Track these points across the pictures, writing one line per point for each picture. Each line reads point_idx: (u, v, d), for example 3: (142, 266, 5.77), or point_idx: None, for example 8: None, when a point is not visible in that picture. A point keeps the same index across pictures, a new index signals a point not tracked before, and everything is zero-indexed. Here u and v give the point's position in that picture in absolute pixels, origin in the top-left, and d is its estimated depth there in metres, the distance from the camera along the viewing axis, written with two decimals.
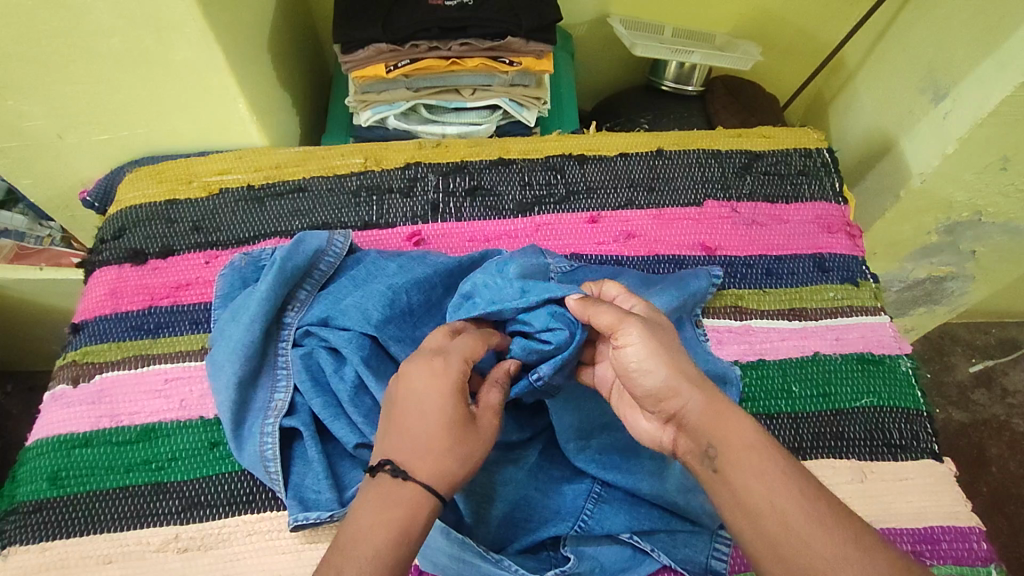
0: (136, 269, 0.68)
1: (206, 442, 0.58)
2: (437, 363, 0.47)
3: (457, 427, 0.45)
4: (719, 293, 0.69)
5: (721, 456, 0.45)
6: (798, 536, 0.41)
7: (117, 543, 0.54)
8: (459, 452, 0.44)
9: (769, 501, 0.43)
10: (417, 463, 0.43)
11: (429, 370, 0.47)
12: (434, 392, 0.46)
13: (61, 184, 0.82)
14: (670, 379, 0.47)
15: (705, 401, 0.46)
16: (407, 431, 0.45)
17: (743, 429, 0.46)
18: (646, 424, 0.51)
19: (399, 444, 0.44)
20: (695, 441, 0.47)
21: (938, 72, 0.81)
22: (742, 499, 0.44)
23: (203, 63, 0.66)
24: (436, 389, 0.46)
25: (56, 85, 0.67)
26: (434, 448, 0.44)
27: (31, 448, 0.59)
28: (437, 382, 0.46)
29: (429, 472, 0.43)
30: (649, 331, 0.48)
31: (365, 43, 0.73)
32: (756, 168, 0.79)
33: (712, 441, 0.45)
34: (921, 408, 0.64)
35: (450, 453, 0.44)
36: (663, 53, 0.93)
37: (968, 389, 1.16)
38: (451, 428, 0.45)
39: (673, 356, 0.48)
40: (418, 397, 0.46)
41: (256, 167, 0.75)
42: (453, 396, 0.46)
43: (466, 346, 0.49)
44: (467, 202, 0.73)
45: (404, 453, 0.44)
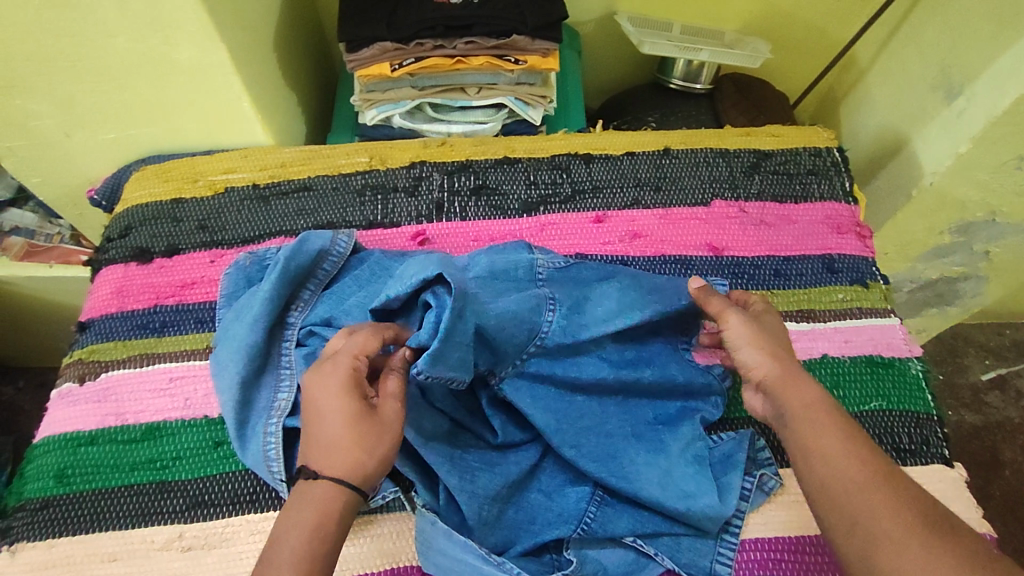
0: (142, 267, 0.69)
1: (210, 441, 0.59)
2: (327, 367, 0.49)
3: (370, 419, 0.47)
4: None
5: (787, 415, 0.51)
6: (849, 495, 0.45)
7: (121, 541, 0.54)
8: (364, 443, 0.46)
9: (826, 461, 0.47)
10: (325, 463, 0.46)
11: (323, 375, 0.49)
12: (329, 393, 0.47)
13: (70, 183, 0.82)
14: (766, 358, 0.54)
15: (780, 372, 0.53)
16: (316, 437, 0.47)
17: (809, 395, 0.52)
18: (755, 403, 0.56)
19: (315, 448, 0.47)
20: (770, 404, 0.53)
21: (952, 69, 0.80)
22: (802, 458, 0.49)
23: (208, 62, 0.66)
24: (330, 389, 0.48)
25: (64, 85, 0.67)
26: (337, 443, 0.46)
27: (37, 445, 0.59)
28: (331, 383, 0.48)
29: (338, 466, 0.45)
30: (748, 324, 0.56)
31: (370, 42, 0.73)
32: (765, 167, 0.78)
33: (781, 403, 0.52)
34: (931, 413, 0.63)
35: (354, 446, 0.46)
36: (671, 50, 0.92)
37: (982, 391, 1.15)
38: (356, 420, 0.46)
39: (766, 340, 0.55)
40: (319, 402, 0.48)
41: (261, 166, 0.75)
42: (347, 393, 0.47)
43: (358, 343, 0.50)
44: (472, 201, 0.73)
45: (318, 457, 0.46)
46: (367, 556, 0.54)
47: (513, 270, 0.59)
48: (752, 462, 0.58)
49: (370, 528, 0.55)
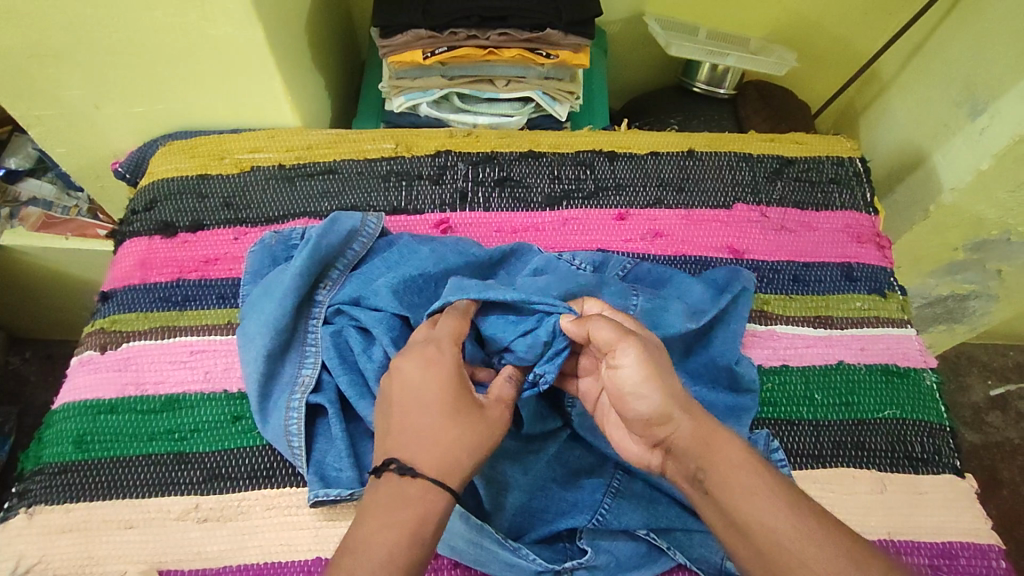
0: (166, 241, 0.69)
1: (230, 415, 0.59)
2: (430, 353, 0.48)
3: (471, 415, 0.46)
4: None
5: (709, 479, 0.46)
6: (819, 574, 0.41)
7: (139, 509, 0.55)
8: (468, 441, 0.44)
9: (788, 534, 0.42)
10: (421, 455, 0.43)
11: (424, 360, 0.48)
12: (431, 381, 0.46)
13: (94, 154, 0.83)
14: (664, 404, 0.47)
15: (694, 426, 0.47)
16: (408, 423, 0.45)
17: (733, 447, 0.46)
18: (634, 446, 0.52)
19: (403, 437, 0.45)
20: (683, 463, 0.48)
21: (976, 86, 0.80)
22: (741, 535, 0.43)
23: (242, 40, 0.67)
24: (434, 378, 0.47)
25: (98, 55, 0.67)
26: (435, 437, 0.44)
27: (57, 411, 0.60)
28: (432, 371, 0.47)
29: (429, 463, 0.43)
30: (647, 354, 0.49)
31: (404, 29, 0.74)
32: (787, 174, 0.78)
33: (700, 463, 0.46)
34: (944, 424, 0.64)
35: (455, 441, 0.44)
36: (698, 54, 0.92)
37: (982, 411, 1.15)
38: (456, 418, 0.45)
39: (666, 376, 0.49)
40: (416, 388, 0.46)
41: (288, 147, 0.76)
42: (450, 386, 0.46)
43: (450, 330, 0.51)
44: (495, 192, 0.73)
45: (409, 446, 0.44)
46: None
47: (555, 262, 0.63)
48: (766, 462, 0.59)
49: None
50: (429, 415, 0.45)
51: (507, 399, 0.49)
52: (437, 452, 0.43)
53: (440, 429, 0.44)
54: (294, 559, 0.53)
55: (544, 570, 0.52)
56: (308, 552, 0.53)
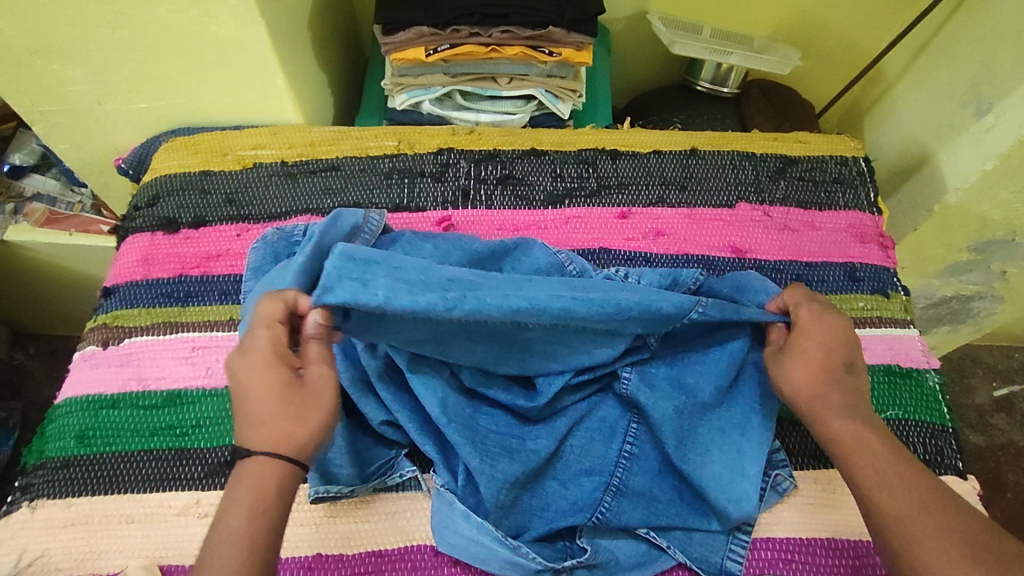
0: (168, 237, 0.69)
1: (230, 411, 0.59)
2: (262, 336, 0.48)
3: (293, 388, 0.46)
4: None
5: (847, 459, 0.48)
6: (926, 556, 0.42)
7: (140, 504, 0.55)
8: (296, 414, 0.45)
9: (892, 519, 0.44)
10: (254, 439, 0.44)
11: (243, 352, 0.48)
12: (250, 366, 0.46)
13: (98, 150, 0.83)
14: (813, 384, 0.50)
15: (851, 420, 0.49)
16: (241, 409, 0.46)
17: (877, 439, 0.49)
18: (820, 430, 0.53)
19: (239, 420, 0.45)
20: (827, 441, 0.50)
21: (982, 85, 0.79)
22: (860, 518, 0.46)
23: (245, 36, 0.67)
24: (257, 360, 0.47)
25: (101, 52, 0.68)
26: (269, 419, 0.45)
27: (59, 406, 0.60)
28: (258, 355, 0.47)
29: (262, 442, 0.44)
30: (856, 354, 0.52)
31: (406, 26, 0.74)
32: (791, 173, 0.78)
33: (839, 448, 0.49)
34: (946, 425, 0.64)
35: (283, 418, 0.45)
36: (701, 52, 0.92)
37: (987, 412, 1.15)
38: (284, 394, 0.46)
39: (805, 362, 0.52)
40: (247, 378, 0.46)
41: (290, 144, 0.76)
42: (273, 364, 0.46)
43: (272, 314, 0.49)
44: (497, 190, 0.73)
45: (245, 432, 0.45)
46: (382, 533, 0.54)
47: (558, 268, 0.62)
48: (767, 462, 0.58)
49: (385, 506, 0.55)
50: (259, 399, 0.45)
51: (320, 357, 0.48)
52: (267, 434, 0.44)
53: (270, 409, 0.45)
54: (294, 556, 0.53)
55: (543, 569, 0.51)
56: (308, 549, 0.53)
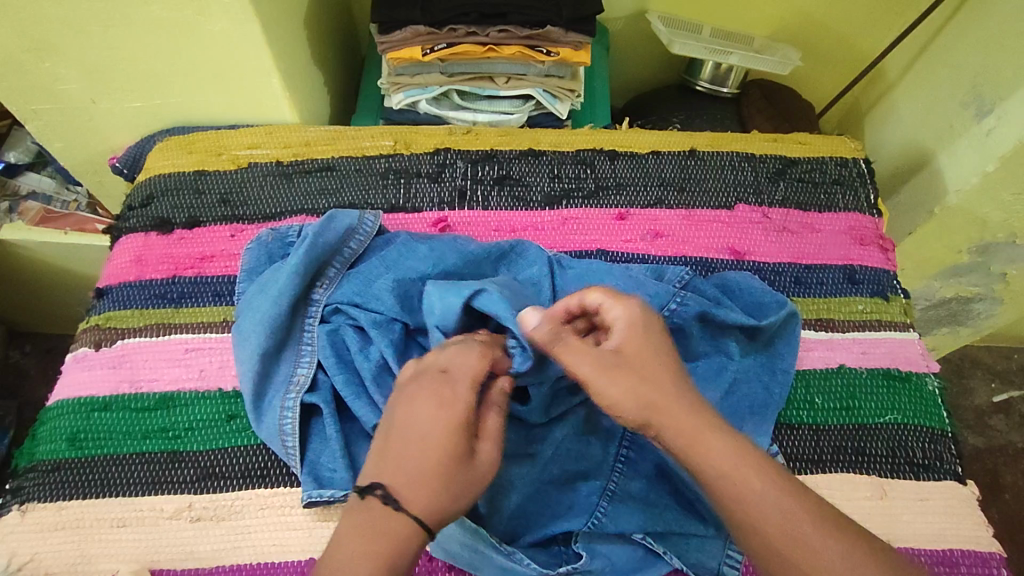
0: (162, 237, 0.69)
1: (224, 414, 0.58)
2: (446, 393, 0.46)
3: (467, 463, 0.44)
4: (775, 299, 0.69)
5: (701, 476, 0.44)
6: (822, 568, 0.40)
7: (132, 508, 0.54)
8: (455, 490, 0.43)
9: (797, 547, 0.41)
10: (410, 495, 0.42)
11: (436, 401, 0.45)
12: (432, 421, 0.44)
13: (92, 149, 0.82)
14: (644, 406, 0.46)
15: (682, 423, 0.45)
16: (402, 461, 0.43)
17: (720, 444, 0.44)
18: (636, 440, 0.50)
19: (394, 470, 0.43)
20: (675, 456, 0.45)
21: (983, 87, 0.79)
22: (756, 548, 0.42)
23: (239, 34, 0.66)
24: (443, 422, 0.44)
25: (95, 50, 0.67)
26: (427, 478, 0.42)
27: (51, 408, 0.59)
28: (444, 413, 0.45)
29: (416, 502, 0.42)
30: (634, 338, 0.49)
31: (403, 25, 0.73)
32: (790, 174, 0.77)
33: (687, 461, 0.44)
34: (945, 429, 0.63)
35: (440, 487, 0.42)
36: (701, 52, 0.91)
37: (986, 414, 1.14)
38: (456, 467, 0.43)
39: (651, 379, 0.46)
40: (421, 428, 0.44)
41: (286, 144, 0.75)
42: (457, 432, 0.44)
43: (472, 366, 0.47)
44: (494, 191, 0.73)
45: (396, 481, 0.42)
46: None
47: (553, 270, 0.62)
48: None
49: None
50: (422, 457, 0.43)
51: (494, 434, 0.46)
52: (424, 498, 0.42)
53: (428, 470, 0.43)
54: (287, 560, 0.52)
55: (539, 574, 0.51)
56: (301, 553, 0.53)
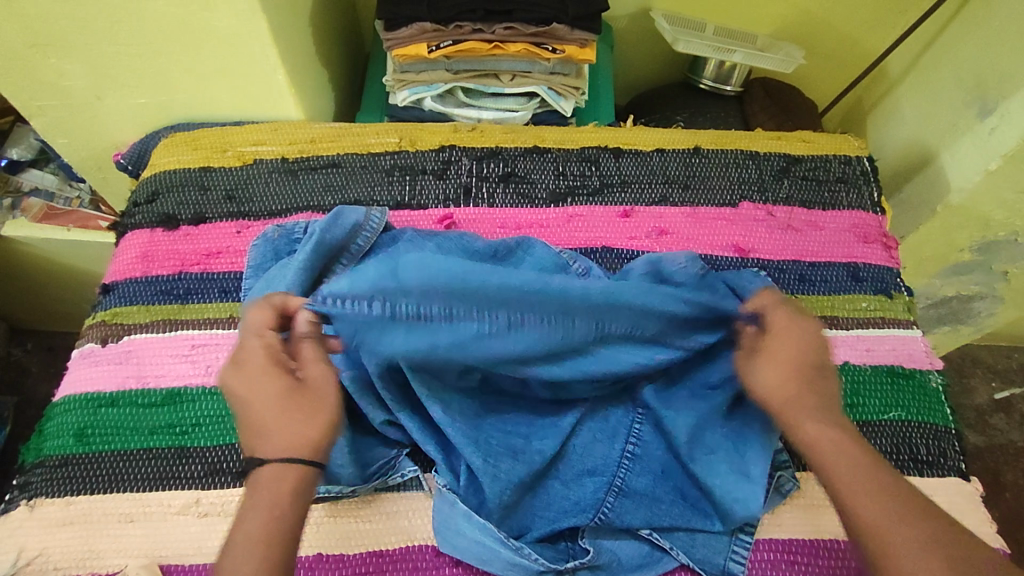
0: (168, 234, 0.69)
1: (231, 409, 0.59)
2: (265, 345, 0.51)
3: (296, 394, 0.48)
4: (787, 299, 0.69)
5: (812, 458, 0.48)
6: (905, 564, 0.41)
7: (139, 503, 0.54)
8: (304, 415, 0.48)
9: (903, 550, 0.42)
10: (272, 443, 0.47)
11: (263, 353, 0.50)
12: (246, 373, 0.49)
13: (96, 145, 0.82)
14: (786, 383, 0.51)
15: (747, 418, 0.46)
16: (250, 421, 0.48)
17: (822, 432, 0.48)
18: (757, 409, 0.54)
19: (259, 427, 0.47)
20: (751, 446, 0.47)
21: (987, 85, 0.79)
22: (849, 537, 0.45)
23: (246, 31, 0.66)
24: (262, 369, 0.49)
25: (101, 46, 0.67)
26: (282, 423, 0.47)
27: (58, 404, 0.59)
28: (257, 368, 0.49)
29: (279, 445, 0.46)
30: None
31: (409, 22, 0.73)
32: (794, 172, 0.77)
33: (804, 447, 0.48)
34: (948, 426, 0.63)
35: (301, 422, 0.48)
36: (704, 50, 0.92)
37: (985, 412, 1.15)
38: (286, 399, 0.48)
39: (779, 362, 0.52)
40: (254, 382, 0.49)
41: (291, 140, 0.75)
42: (273, 372, 0.49)
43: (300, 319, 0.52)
44: (500, 188, 0.73)
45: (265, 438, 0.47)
46: (382, 533, 0.54)
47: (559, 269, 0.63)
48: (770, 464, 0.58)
49: (385, 505, 0.55)
50: (264, 407, 0.48)
51: (315, 357, 0.51)
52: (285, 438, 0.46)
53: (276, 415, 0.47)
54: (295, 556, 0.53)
55: (546, 570, 0.51)
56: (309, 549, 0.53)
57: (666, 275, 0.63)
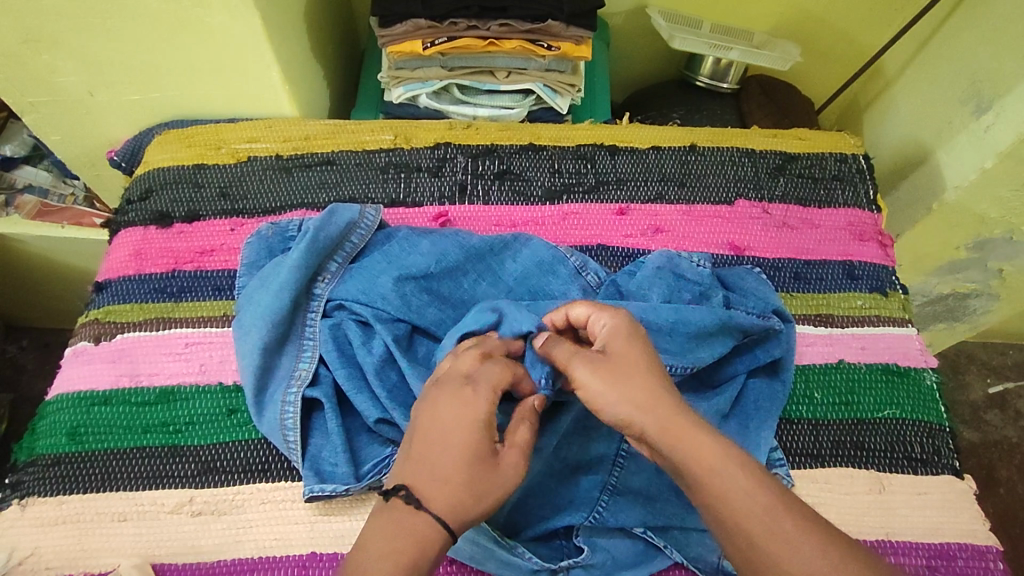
0: (161, 231, 0.68)
1: (225, 408, 0.58)
2: (467, 395, 0.46)
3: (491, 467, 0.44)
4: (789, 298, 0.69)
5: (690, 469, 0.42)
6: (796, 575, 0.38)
7: (132, 502, 0.54)
8: (479, 489, 0.43)
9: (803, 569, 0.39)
10: (432, 493, 0.42)
11: (459, 401, 0.46)
12: (459, 427, 0.44)
13: (89, 142, 0.82)
14: (622, 412, 0.45)
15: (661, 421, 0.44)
16: (427, 462, 0.43)
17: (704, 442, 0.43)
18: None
19: (416, 469, 0.44)
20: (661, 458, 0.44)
21: (982, 83, 0.79)
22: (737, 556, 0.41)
23: (238, 27, 0.65)
24: (467, 421, 0.45)
25: (92, 42, 0.66)
26: (449, 477, 0.43)
27: (50, 403, 0.59)
28: (466, 412, 0.45)
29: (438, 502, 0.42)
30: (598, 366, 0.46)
31: (403, 18, 0.73)
32: (790, 170, 0.77)
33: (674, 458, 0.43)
34: (943, 424, 0.63)
35: (467, 488, 0.42)
36: (701, 47, 0.91)
37: (981, 409, 1.15)
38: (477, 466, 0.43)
39: (622, 382, 0.45)
40: (443, 428, 0.44)
41: (285, 137, 0.75)
42: (476, 432, 0.44)
43: (493, 375, 0.48)
44: (495, 185, 0.73)
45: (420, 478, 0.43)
46: None
47: (555, 267, 0.63)
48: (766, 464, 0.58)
49: None
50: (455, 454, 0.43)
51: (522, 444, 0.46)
52: (446, 494, 0.42)
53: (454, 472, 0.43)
54: (289, 555, 0.53)
55: (540, 568, 0.51)
56: (303, 547, 0.53)
57: (680, 273, 0.64)
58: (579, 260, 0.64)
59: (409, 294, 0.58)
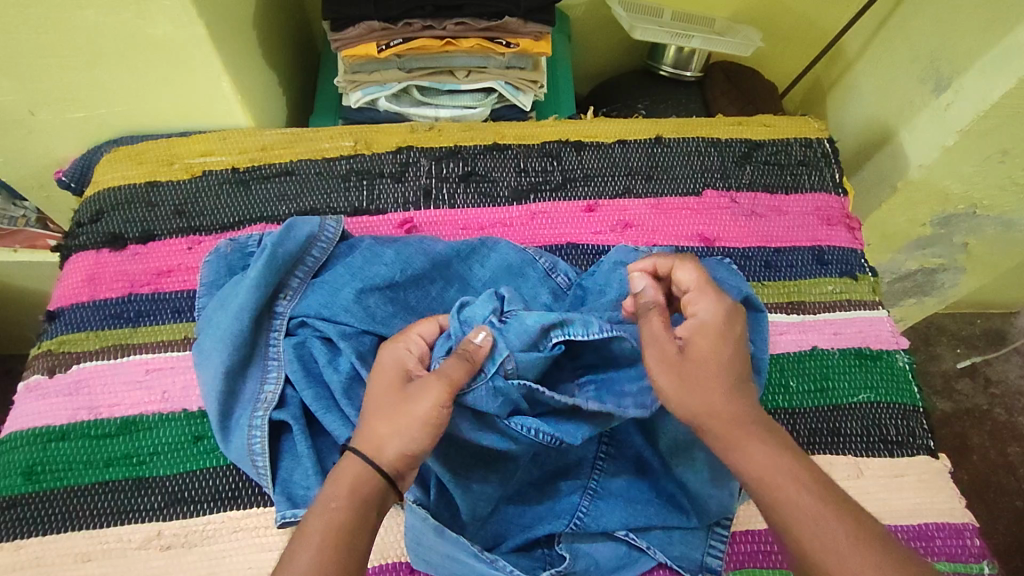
0: (115, 254, 0.66)
1: (190, 436, 0.56)
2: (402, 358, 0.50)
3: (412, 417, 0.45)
4: (760, 287, 0.69)
5: None
6: None
7: (96, 541, 0.52)
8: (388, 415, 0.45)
9: None
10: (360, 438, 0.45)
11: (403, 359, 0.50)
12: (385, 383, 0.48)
13: (35, 163, 0.78)
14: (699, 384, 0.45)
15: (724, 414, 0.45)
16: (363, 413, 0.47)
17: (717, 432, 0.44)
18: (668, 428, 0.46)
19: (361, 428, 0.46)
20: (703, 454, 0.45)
21: (940, 62, 0.79)
22: None
23: (183, 37, 0.63)
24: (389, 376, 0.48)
25: (28, 60, 0.63)
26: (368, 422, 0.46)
27: (4, 441, 0.56)
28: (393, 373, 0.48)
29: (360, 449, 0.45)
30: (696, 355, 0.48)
31: (356, 21, 0.70)
32: (756, 158, 0.77)
33: None
34: (916, 404, 0.64)
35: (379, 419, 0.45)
36: (663, 36, 0.90)
37: (952, 378, 1.17)
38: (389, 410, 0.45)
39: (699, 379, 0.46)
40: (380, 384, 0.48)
41: (241, 148, 0.72)
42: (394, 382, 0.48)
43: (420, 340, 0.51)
44: (460, 188, 0.71)
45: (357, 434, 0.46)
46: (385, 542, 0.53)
47: (524, 270, 0.62)
48: None
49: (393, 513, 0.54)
50: (373, 395, 0.48)
51: None
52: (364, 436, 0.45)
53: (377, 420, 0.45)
54: None
55: None
56: None
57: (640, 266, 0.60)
58: (548, 263, 0.63)
59: (376, 309, 0.57)
